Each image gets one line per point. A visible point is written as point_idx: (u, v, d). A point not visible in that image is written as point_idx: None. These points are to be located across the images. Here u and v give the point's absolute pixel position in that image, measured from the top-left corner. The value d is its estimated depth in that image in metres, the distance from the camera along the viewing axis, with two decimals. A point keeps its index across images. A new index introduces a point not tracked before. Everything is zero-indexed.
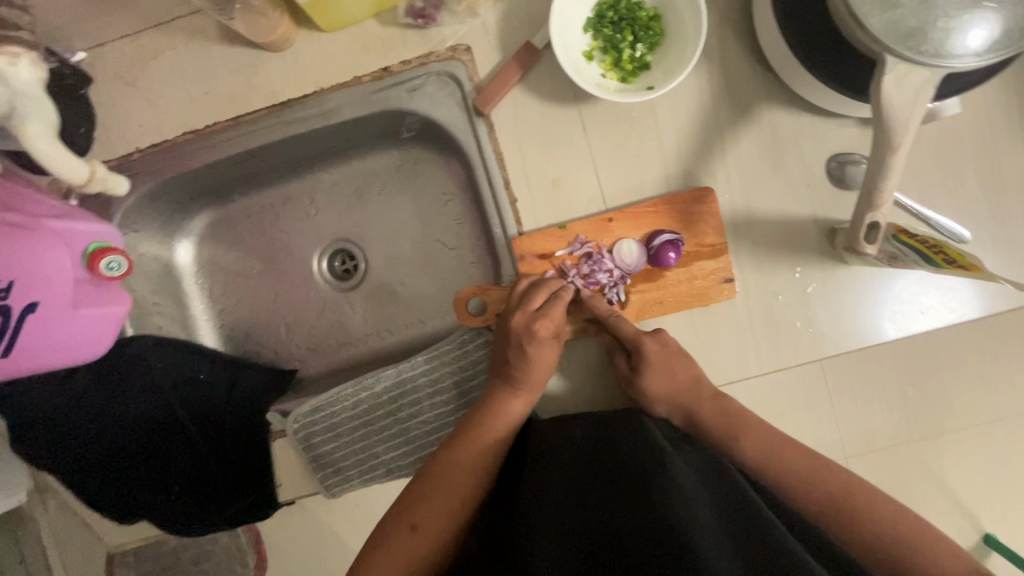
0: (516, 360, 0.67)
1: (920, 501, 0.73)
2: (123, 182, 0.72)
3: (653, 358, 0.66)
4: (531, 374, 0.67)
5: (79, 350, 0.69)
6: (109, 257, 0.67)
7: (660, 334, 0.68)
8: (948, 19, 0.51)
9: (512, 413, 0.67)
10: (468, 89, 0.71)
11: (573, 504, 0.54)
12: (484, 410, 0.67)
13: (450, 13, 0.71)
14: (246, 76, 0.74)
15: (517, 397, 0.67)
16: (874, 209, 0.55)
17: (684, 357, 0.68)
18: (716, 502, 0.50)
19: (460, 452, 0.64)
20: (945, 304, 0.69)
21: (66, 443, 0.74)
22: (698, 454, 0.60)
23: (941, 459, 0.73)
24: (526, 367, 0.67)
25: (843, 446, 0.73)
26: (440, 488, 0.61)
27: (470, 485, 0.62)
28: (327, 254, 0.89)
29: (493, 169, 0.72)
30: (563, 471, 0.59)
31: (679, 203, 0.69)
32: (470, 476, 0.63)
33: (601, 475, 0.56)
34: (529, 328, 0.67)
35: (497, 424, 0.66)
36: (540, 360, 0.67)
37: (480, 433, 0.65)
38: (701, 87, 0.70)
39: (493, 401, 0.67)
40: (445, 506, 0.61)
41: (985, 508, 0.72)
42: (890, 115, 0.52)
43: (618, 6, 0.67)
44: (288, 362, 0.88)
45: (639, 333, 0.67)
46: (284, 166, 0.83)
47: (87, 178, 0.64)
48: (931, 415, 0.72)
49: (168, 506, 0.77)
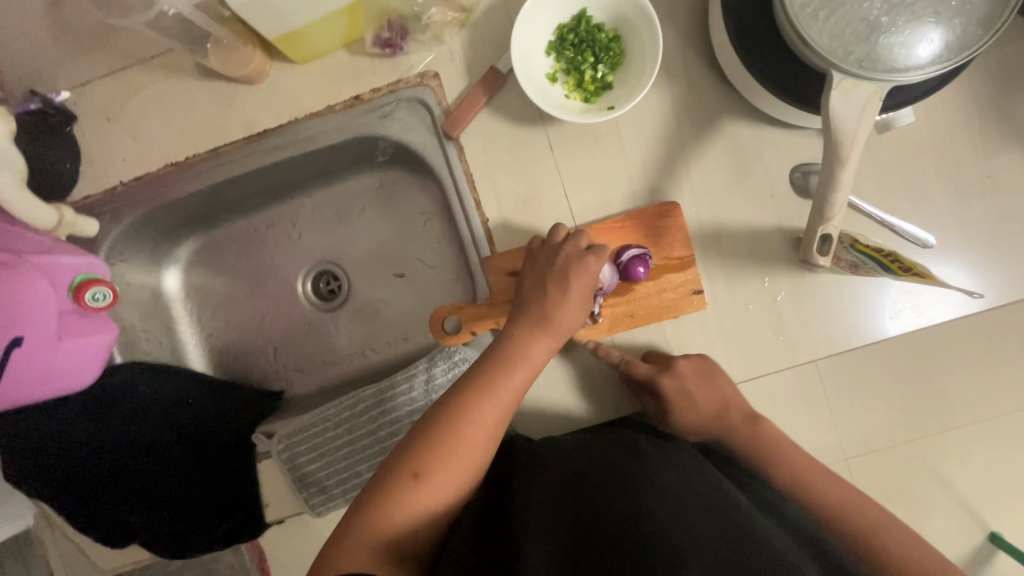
0: (553, 294, 0.64)
1: (923, 501, 0.73)
2: (92, 225, 0.76)
3: (673, 397, 0.69)
4: (561, 313, 0.64)
5: (64, 381, 0.71)
6: (95, 288, 0.69)
7: (676, 367, 0.69)
8: (886, 35, 0.54)
9: (535, 358, 0.63)
10: (437, 114, 0.74)
11: (560, 501, 0.55)
12: (508, 353, 0.63)
13: (416, 41, 0.73)
14: (223, 108, 0.76)
15: (540, 340, 0.63)
16: (825, 222, 0.56)
17: (709, 385, 0.69)
18: (699, 501, 0.53)
19: (489, 397, 0.60)
20: (915, 309, 0.70)
21: (58, 472, 0.76)
22: (682, 458, 0.62)
23: (942, 457, 0.73)
24: (561, 304, 0.64)
25: (839, 447, 0.73)
26: (461, 441, 0.58)
27: (490, 434, 0.59)
28: (311, 276, 0.91)
29: (464, 190, 0.74)
30: (550, 465, 0.62)
31: (646, 218, 0.71)
32: (494, 426, 0.60)
33: (587, 475, 0.58)
34: (579, 260, 0.64)
35: (520, 370, 0.62)
36: (574, 299, 0.64)
37: (507, 377, 0.61)
38: (664, 103, 0.72)
39: (520, 344, 0.63)
40: (463, 460, 0.58)
41: (981, 503, 0.73)
42: (838, 129, 0.53)
43: (578, 29, 0.69)
44: (276, 383, 0.90)
45: (656, 373, 0.69)
46: (266, 193, 0.85)
47: (55, 223, 0.70)
48: (929, 411, 0.73)
49: (157, 529, 0.78)
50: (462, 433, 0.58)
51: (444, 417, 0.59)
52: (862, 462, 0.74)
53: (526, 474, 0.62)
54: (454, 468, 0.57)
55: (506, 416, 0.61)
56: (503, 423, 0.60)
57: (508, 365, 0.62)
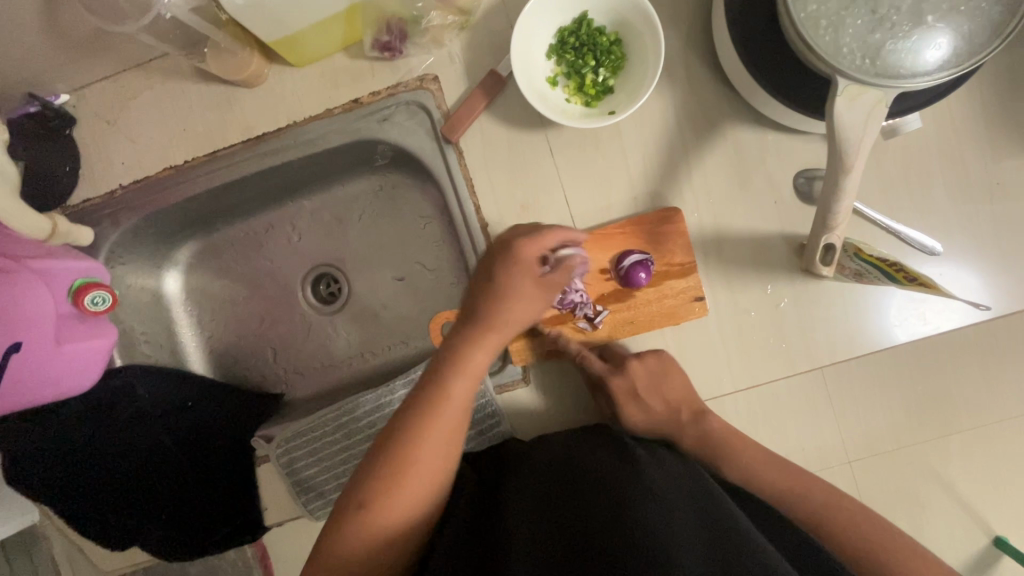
0: (489, 295, 0.61)
1: (928, 507, 0.71)
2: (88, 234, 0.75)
3: (622, 397, 0.68)
4: (503, 313, 0.60)
5: (63, 386, 0.71)
6: (94, 292, 0.69)
7: (628, 368, 0.68)
8: (893, 41, 0.52)
9: (476, 364, 0.59)
10: (436, 118, 0.73)
11: (550, 505, 0.55)
12: (450, 359, 0.59)
13: (415, 45, 0.72)
14: (221, 112, 0.76)
15: (482, 343, 0.60)
16: (829, 233, 0.56)
17: (659, 384, 0.68)
18: (690, 506, 0.53)
19: (441, 405, 0.57)
20: (920, 316, 0.69)
21: (58, 475, 0.76)
22: (674, 463, 0.61)
23: (946, 461, 0.71)
24: (500, 303, 0.60)
25: (839, 452, 0.72)
26: (422, 451, 0.55)
27: (449, 441, 0.57)
28: (311, 279, 0.91)
29: (464, 195, 0.73)
30: (540, 475, 0.60)
31: (646, 224, 0.70)
32: (450, 431, 0.57)
33: (578, 478, 0.57)
34: (508, 253, 0.61)
35: (464, 373, 0.58)
36: (513, 296, 0.60)
37: (453, 381, 0.58)
38: (665, 107, 0.71)
39: (461, 352, 0.59)
40: (426, 468, 0.56)
41: (986, 510, 0.71)
42: (843, 137, 0.52)
43: (579, 32, 0.68)
44: (275, 386, 0.90)
45: (606, 374, 0.68)
46: (265, 196, 0.85)
47: (50, 233, 0.68)
48: (934, 415, 0.71)
49: (154, 533, 0.79)
50: (419, 449, 0.55)
51: (402, 436, 0.56)
52: (863, 469, 0.72)
53: (517, 479, 0.61)
54: (420, 477, 0.55)
55: (462, 421, 0.58)
56: (458, 428, 0.57)
57: (453, 369, 0.59)
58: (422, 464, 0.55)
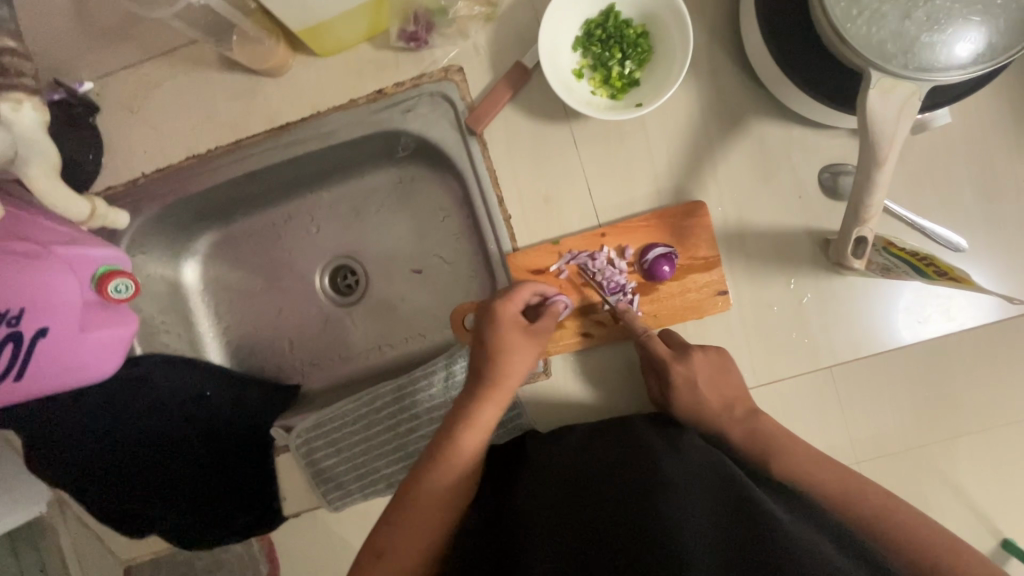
0: (480, 355, 0.64)
1: (937, 509, 0.71)
2: (123, 216, 0.75)
3: (681, 384, 0.65)
4: (495, 369, 0.62)
5: (86, 372, 0.71)
6: (118, 280, 0.69)
7: (692, 358, 0.66)
8: (929, 33, 0.52)
9: (479, 419, 0.61)
10: (461, 109, 0.73)
11: (568, 506, 0.55)
12: (453, 416, 0.63)
13: (441, 35, 0.72)
14: (245, 101, 0.76)
15: (484, 399, 0.62)
16: (861, 225, 0.55)
17: (720, 378, 0.67)
18: (712, 498, 0.51)
19: (447, 459, 0.60)
20: (946, 313, 0.69)
21: (79, 461, 0.76)
22: (697, 445, 0.60)
23: (955, 463, 0.71)
24: (489, 359, 0.63)
25: (852, 449, 0.72)
26: (424, 493, 0.59)
27: (452, 482, 0.60)
28: (329, 270, 0.91)
29: (487, 187, 0.73)
30: (560, 470, 0.60)
31: (671, 217, 0.70)
32: (451, 472, 0.60)
33: (595, 476, 0.57)
34: (493, 313, 0.64)
35: (467, 431, 0.61)
36: (503, 352, 0.63)
37: (458, 439, 0.61)
38: (691, 101, 0.71)
39: (463, 407, 0.62)
40: (431, 506, 0.59)
41: (998, 511, 0.71)
42: (876, 130, 0.52)
43: (606, 24, 0.68)
44: (292, 377, 0.90)
45: (669, 359, 0.66)
46: (285, 187, 0.85)
47: (88, 215, 0.69)
48: (952, 415, 0.71)
49: (171, 520, 0.79)
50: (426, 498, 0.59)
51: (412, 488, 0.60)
52: (878, 467, 0.72)
53: (535, 480, 0.61)
54: (426, 513, 0.59)
55: (465, 465, 0.60)
56: (460, 468, 0.60)
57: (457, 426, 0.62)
58: (428, 503, 0.59)
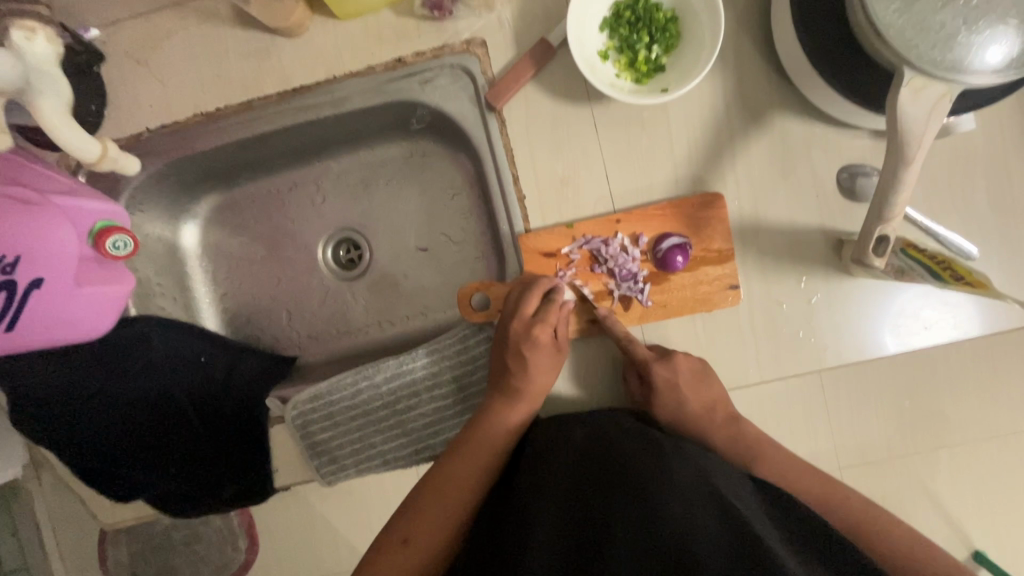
0: (514, 368, 0.67)
1: (914, 517, 0.72)
2: (134, 165, 0.71)
3: (663, 387, 0.66)
4: (529, 384, 0.67)
5: (78, 328, 0.69)
6: (115, 236, 0.67)
7: (674, 359, 0.67)
8: (966, 34, 0.51)
9: (507, 420, 0.66)
10: (480, 83, 0.71)
11: (569, 494, 0.55)
12: (479, 417, 0.67)
13: (465, 6, 0.71)
14: (258, 59, 0.74)
15: (517, 408, 0.67)
16: (883, 224, 0.55)
17: (699, 384, 0.67)
18: (712, 496, 0.50)
19: (458, 461, 0.64)
20: (953, 321, 0.69)
21: (65, 420, 0.74)
22: (697, 451, 0.58)
23: (934, 474, 0.72)
24: (525, 374, 0.67)
25: (837, 453, 0.72)
26: (446, 482, 0.63)
27: (475, 476, 0.64)
28: (332, 242, 0.89)
29: (502, 165, 0.72)
30: (561, 462, 0.59)
31: (687, 207, 0.69)
32: (474, 466, 0.64)
33: (594, 478, 0.55)
34: (529, 334, 0.67)
35: (493, 431, 0.66)
36: (540, 369, 0.67)
37: (482, 438, 0.66)
38: (715, 91, 0.70)
39: (491, 409, 0.67)
40: (453, 494, 0.63)
41: (974, 523, 0.72)
42: (905, 127, 0.52)
43: (635, 7, 0.67)
44: (288, 349, 0.88)
45: (652, 360, 0.67)
46: (293, 153, 0.83)
47: (99, 156, 0.64)
48: (939, 425, 0.72)
49: (160, 486, 0.77)
50: (441, 498, 0.62)
51: (426, 485, 0.63)
52: (862, 471, 0.72)
53: (533, 476, 0.60)
54: (446, 502, 0.62)
55: (490, 464, 0.65)
56: (485, 465, 0.65)
57: (478, 426, 0.66)
58: (450, 494, 0.62)
